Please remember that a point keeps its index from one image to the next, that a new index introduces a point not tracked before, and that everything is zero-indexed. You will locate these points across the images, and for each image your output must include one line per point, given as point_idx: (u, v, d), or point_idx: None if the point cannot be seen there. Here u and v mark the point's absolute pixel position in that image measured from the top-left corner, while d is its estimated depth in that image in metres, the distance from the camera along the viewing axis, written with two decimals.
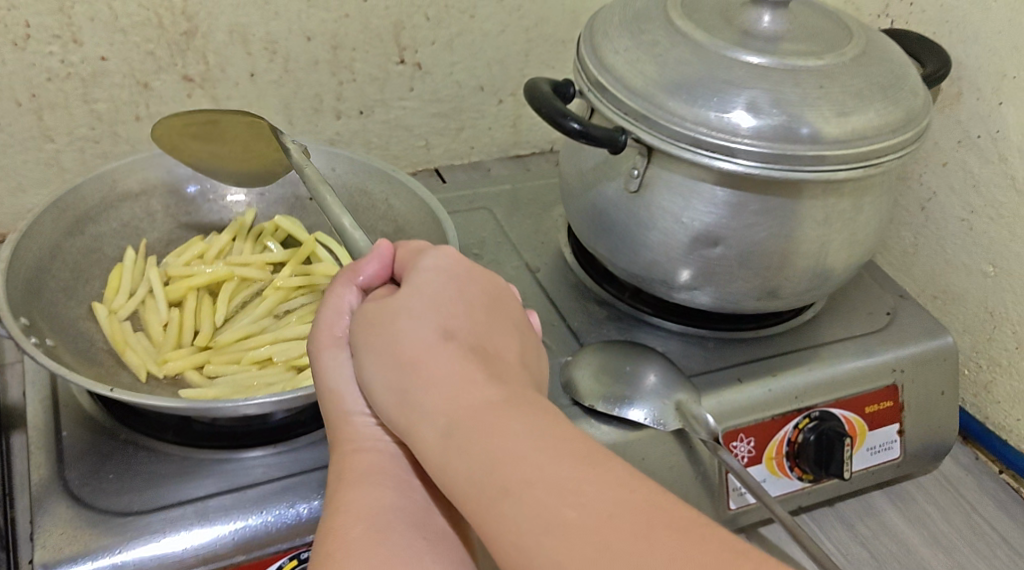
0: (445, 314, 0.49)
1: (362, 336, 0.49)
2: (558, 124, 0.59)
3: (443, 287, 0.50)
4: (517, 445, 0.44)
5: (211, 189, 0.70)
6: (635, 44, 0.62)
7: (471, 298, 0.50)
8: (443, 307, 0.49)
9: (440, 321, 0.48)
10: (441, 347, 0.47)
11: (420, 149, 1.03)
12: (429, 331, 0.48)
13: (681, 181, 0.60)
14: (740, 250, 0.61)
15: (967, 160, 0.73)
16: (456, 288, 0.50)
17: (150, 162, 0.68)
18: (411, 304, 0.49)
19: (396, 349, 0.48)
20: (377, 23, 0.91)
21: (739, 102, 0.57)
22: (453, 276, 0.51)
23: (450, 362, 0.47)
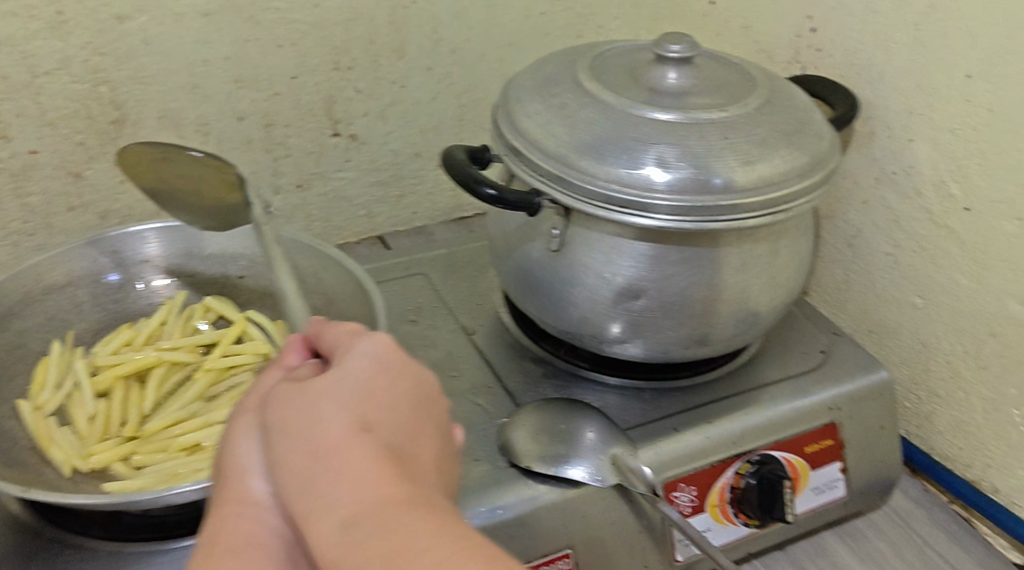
0: (365, 403, 0.44)
1: (270, 412, 0.44)
2: (474, 191, 0.61)
3: (372, 374, 0.45)
4: (420, 544, 0.40)
5: (138, 276, 0.70)
6: (546, 108, 0.63)
7: (400, 389, 0.45)
8: (366, 395, 0.44)
9: (358, 408, 0.43)
10: (356, 438, 0.42)
11: (362, 219, 1.04)
12: (348, 417, 0.43)
13: (599, 238, 0.61)
14: (664, 301, 0.62)
15: (886, 197, 0.74)
16: (385, 375, 0.45)
17: (74, 253, 0.67)
18: (334, 386, 0.44)
19: (310, 431, 0.43)
20: (308, 99, 0.93)
21: (647, 158, 0.59)
22: (384, 362, 0.46)
23: (364, 453, 0.42)
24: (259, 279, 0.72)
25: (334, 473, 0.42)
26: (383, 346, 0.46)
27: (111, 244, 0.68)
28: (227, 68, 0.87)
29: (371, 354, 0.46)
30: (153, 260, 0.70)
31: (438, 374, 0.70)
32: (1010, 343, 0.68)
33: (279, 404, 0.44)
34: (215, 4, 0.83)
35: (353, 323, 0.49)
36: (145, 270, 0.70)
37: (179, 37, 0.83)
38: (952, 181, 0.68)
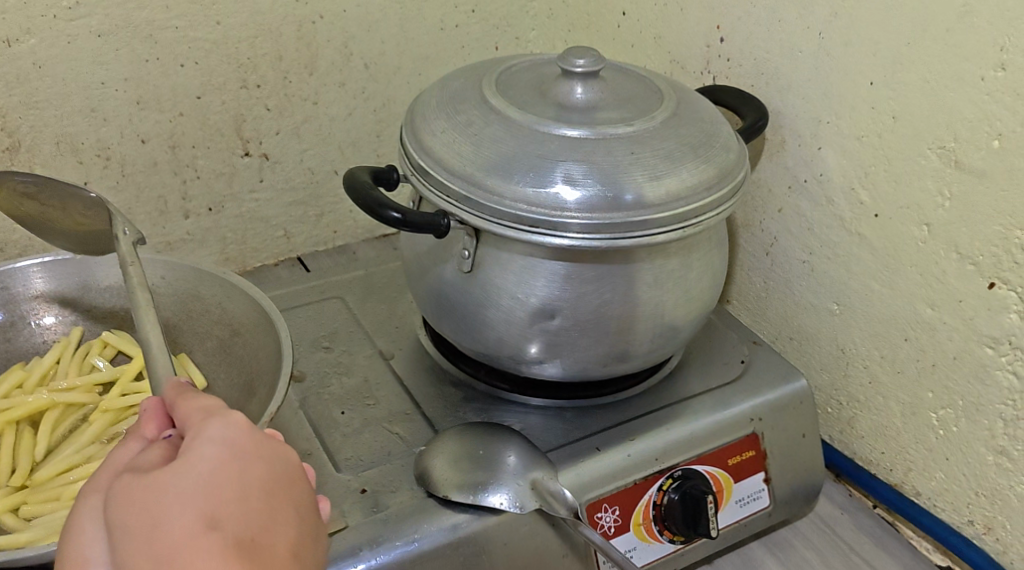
0: (214, 496, 0.40)
1: (109, 510, 0.40)
2: (377, 214, 0.58)
3: (221, 461, 0.41)
4: None
5: (25, 313, 0.67)
6: (452, 125, 0.61)
7: (252, 475, 0.42)
8: (215, 485, 0.40)
9: (204, 503, 0.40)
10: (201, 538, 0.39)
11: (281, 239, 1.01)
12: (192, 515, 0.39)
13: (511, 259, 0.60)
14: (578, 319, 0.61)
15: (800, 205, 0.74)
16: (236, 461, 0.42)
17: None
18: (179, 480, 0.40)
19: (151, 534, 0.39)
20: (216, 118, 0.90)
21: (555, 176, 0.58)
22: (235, 447, 0.42)
23: (210, 554, 0.38)
24: None
25: None
26: (235, 430, 0.43)
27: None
28: (127, 89, 0.83)
29: (220, 440, 0.42)
30: (45, 296, 0.67)
31: (353, 402, 0.68)
32: (924, 348, 0.68)
33: (117, 500, 0.40)
34: (109, 24, 0.80)
35: (209, 398, 0.45)
36: (36, 306, 0.67)
37: (73, 59, 0.80)
38: (862, 188, 0.69)
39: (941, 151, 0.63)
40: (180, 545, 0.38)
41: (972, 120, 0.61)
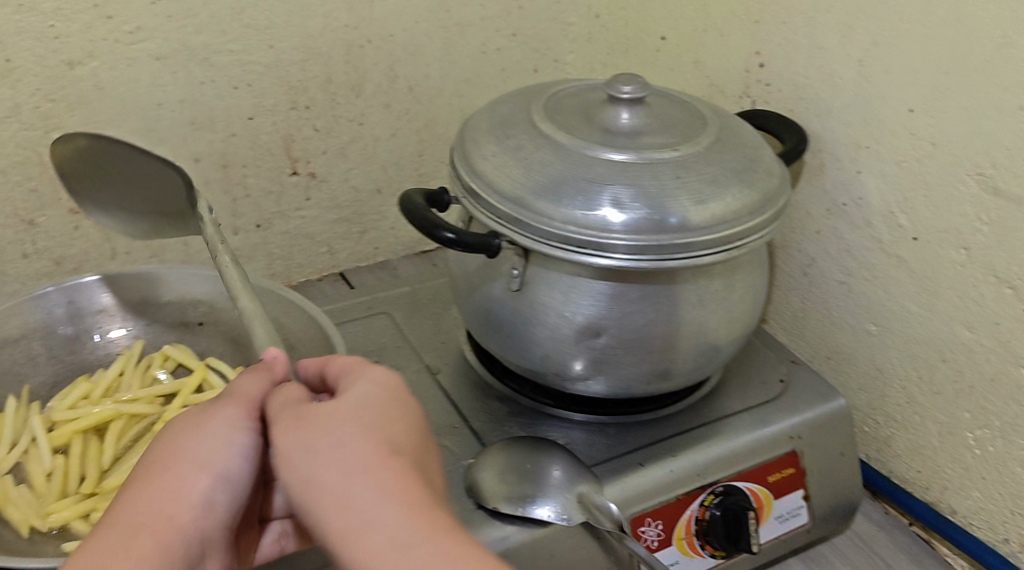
0: (386, 424, 0.49)
1: (278, 433, 0.49)
2: (433, 234, 0.60)
3: (383, 400, 0.50)
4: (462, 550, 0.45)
5: (93, 326, 0.69)
6: (502, 149, 0.64)
7: (406, 412, 0.51)
8: (384, 417, 0.49)
9: (374, 431, 0.48)
10: (386, 455, 0.47)
11: (324, 255, 1.05)
12: (375, 438, 0.48)
13: (559, 278, 0.62)
14: (624, 338, 0.62)
15: (838, 227, 0.75)
16: (390, 404, 0.51)
17: (29, 304, 0.66)
18: (354, 411, 0.49)
19: (342, 449, 0.47)
20: (266, 139, 0.93)
21: (603, 199, 0.60)
22: (389, 391, 0.51)
23: (395, 468, 0.47)
24: (219, 325, 0.71)
25: (372, 485, 0.46)
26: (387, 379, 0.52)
27: (67, 294, 0.67)
28: (182, 110, 0.86)
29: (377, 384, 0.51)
30: (109, 310, 0.70)
31: None
32: (961, 369, 0.69)
33: (293, 423, 0.49)
34: (167, 48, 0.82)
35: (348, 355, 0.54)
36: (101, 319, 0.70)
37: (132, 81, 0.82)
38: (900, 212, 0.70)
39: (979, 177, 0.64)
40: (362, 458, 0.47)
41: (1011, 148, 0.62)
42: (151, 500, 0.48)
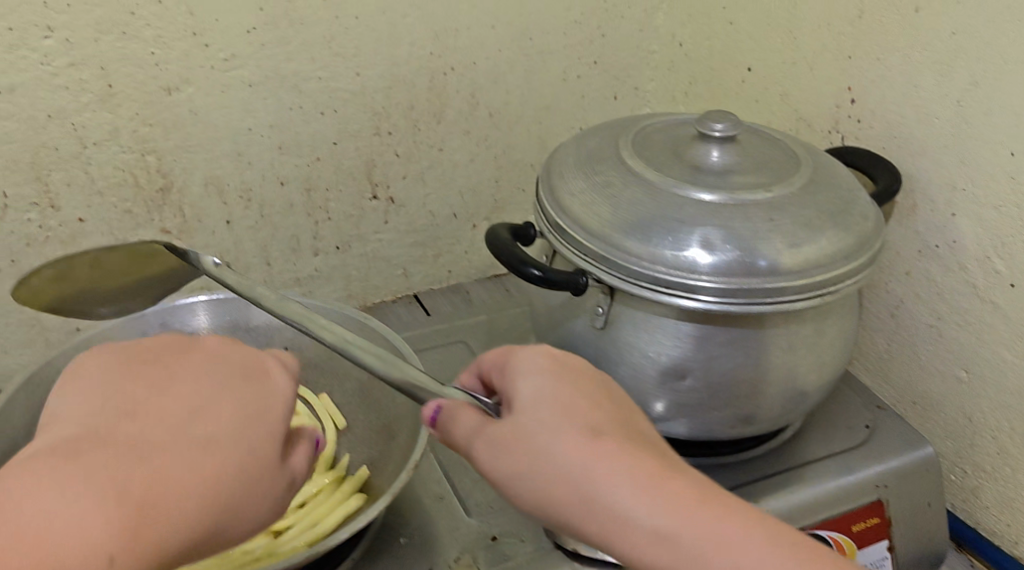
0: (578, 412, 0.49)
1: (482, 457, 0.49)
2: (519, 271, 0.60)
3: (560, 387, 0.50)
4: (708, 513, 0.46)
5: None
6: (589, 186, 0.63)
7: (585, 388, 0.50)
8: (569, 404, 0.49)
9: (571, 426, 0.48)
10: (596, 444, 0.47)
11: (400, 278, 1.06)
12: (576, 431, 0.48)
13: (644, 318, 0.61)
14: (709, 382, 0.62)
15: (930, 269, 0.73)
16: (564, 384, 0.50)
17: (128, 324, 0.69)
18: (540, 412, 0.48)
19: (553, 457, 0.47)
20: (349, 163, 0.94)
21: (693, 240, 0.59)
22: (556, 373, 0.50)
23: (609, 453, 0.47)
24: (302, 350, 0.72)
25: (599, 480, 0.46)
26: (548, 364, 0.51)
27: (161, 317, 0.70)
28: (270, 135, 0.88)
29: (544, 373, 0.50)
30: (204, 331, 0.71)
31: None
32: None
33: (490, 444, 0.48)
34: (259, 75, 0.84)
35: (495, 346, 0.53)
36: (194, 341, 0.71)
37: (224, 107, 0.84)
38: (997, 257, 0.68)
39: None
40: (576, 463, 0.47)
41: None
42: (187, 487, 0.46)
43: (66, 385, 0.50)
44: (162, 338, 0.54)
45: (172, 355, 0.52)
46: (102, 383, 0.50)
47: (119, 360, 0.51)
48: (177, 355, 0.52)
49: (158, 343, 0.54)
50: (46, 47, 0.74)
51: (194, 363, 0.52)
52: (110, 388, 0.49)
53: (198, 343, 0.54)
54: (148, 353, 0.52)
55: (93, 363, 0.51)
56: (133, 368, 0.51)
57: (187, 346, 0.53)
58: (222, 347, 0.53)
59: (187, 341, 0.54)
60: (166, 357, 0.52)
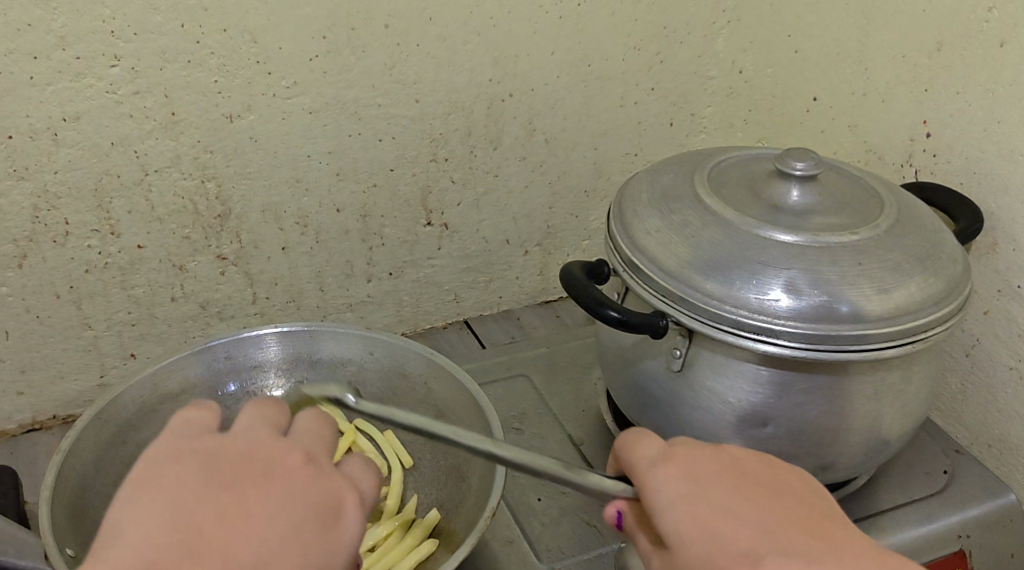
0: (724, 536, 0.48)
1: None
2: (596, 312, 0.59)
3: (697, 510, 0.49)
4: None
5: (253, 383, 0.69)
6: (666, 224, 0.62)
7: (719, 500, 0.49)
8: (713, 527, 0.48)
9: (727, 548, 0.47)
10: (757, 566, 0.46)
11: (451, 304, 1.05)
12: (732, 556, 0.47)
13: (724, 362, 0.60)
14: (792, 428, 0.60)
15: (1010, 310, 0.71)
16: (699, 497, 0.49)
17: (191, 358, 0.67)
18: (689, 544, 0.48)
19: None
20: (405, 190, 0.93)
21: (778, 284, 0.57)
22: (687, 494, 0.50)
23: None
24: (368, 386, 0.70)
25: None
26: (676, 486, 0.50)
27: (228, 348, 0.68)
28: (328, 162, 0.87)
29: (678, 499, 0.50)
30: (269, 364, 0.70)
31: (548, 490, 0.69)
32: None
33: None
34: (320, 102, 0.83)
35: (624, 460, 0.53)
36: (260, 375, 0.69)
37: (285, 134, 0.84)
38: None
39: None
40: None
41: None
42: None
43: (140, 494, 0.48)
44: (247, 443, 0.51)
45: (250, 478, 0.49)
46: (172, 506, 0.47)
47: (198, 476, 0.49)
48: (254, 481, 0.49)
49: (241, 451, 0.51)
50: (112, 76, 0.74)
51: (271, 494, 0.49)
52: (180, 510, 0.47)
53: (280, 458, 0.51)
54: (228, 468, 0.50)
55: (174, 473, 0.49)
56: (211, 489, 0.48)
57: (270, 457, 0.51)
58: (303, 474, 0.50)
59: (270, 454, 0.51)
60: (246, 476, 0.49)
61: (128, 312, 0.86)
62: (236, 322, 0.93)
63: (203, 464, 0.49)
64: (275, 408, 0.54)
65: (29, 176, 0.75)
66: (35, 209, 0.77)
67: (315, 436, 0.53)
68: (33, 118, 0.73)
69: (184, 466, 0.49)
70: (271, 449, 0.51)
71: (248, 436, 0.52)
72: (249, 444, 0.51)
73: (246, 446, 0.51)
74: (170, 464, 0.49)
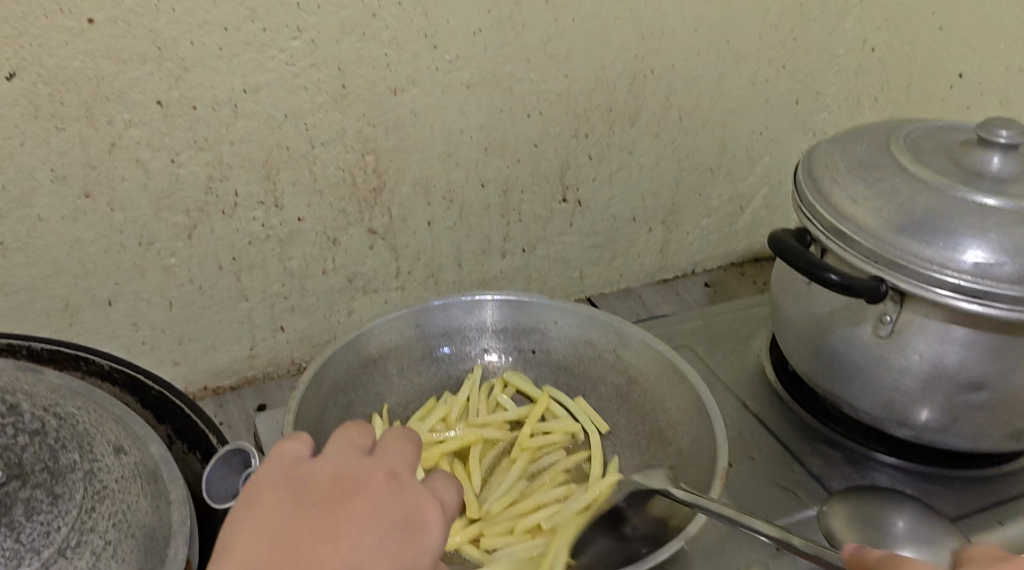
0: None
1: None
2: (818, 277, 0.61)
3: None
4: None
5: (459, 344, 0.76)
6: (873, 192, 0.63)
7: None
8: None
9: None
10: None
11: (575, 281, 1.05)
12: None
13: (937, 327, 0.61)
14: (1003, 394, 0.61)
15: None
16: None
17: (414, 314, 0.73)
18: None
19: None
20: (546, 165, 0.94)
21: (1000, 248, 0.58)
22: None
23: None
24: (554, 354, 0.76)
25: None
26: None
27: (445, 307, 0.74)
28: (479, 136, 0.88)
29: None
30: (477, 327, 0.76)
31: (736, 458, 0.70)
32: None
33: None
34: (478, 76, 0.84)
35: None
36: (466, 335, 0.76)
37: (442, 108, 0.84)
38: None
39: None
40: None
41: None
42: None
43: (240, 519, 0.46)
44: (336, 464, 0.49)
45: (338, 497, 0.47)
46: (275, 528, 0.45)
47: (289, 496, 0.47)
48: (342, 499, 0.47)
49: (332, 471, 0.49)
50: (293, 48, 0.75)
51: (359, 510, 0.47)
52: (277, 533, 0.45)
53: (368, 477, 0.48)
54: (317, 489, 0.47)
55: (268, 497, 0.47)
56: (303, 506, 0.46)
57: (356, 472, 0.48)
58: (389, 490, 0.48)
59: (357, 474, 0.48)
60: (331, 495, 0.47)
61: (282, 284, 0.87)
62: (378, 297, 0.93)
63: (296, 487, 0.47)
64: (360, 428, 0.51)
65: (207, 147, 0.76)
66: (210, 180, 0.78)
67: (401, 453, 0.50)
68: (216, 89, 0.74)
69: (278, 486, 0.47)
70: (358, 469, 0.49)
71: (336, 458, 0.49)
72: (337, 465, 0.49)
73: (335, 467, 0.49)
74: (265, 486, 0.47)
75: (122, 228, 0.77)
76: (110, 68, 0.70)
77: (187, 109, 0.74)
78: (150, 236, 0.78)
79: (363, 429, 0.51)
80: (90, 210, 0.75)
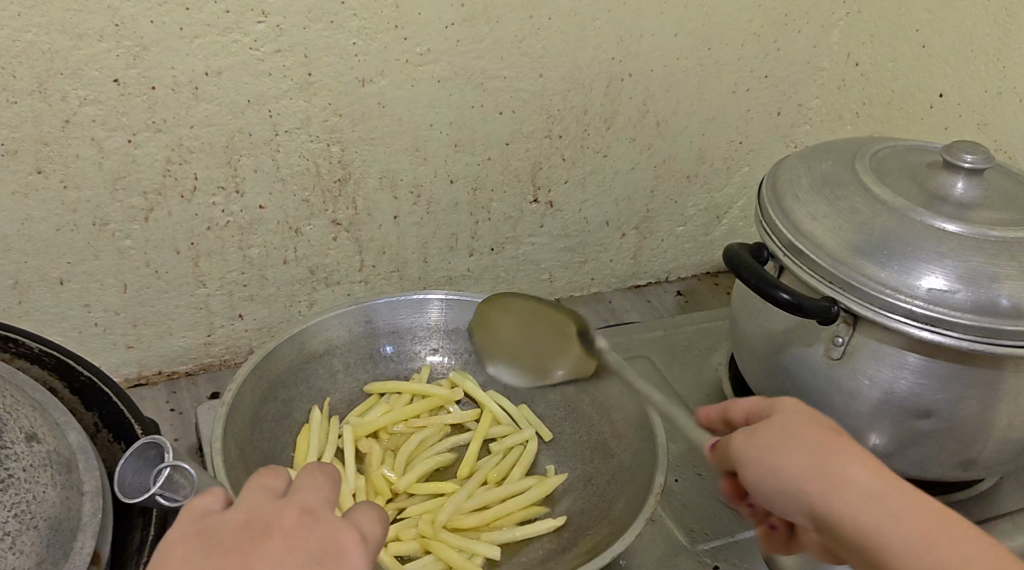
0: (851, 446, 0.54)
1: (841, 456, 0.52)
2: (769, 295, 0.59)
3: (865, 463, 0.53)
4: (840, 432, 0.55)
5: (404, 345, 0.80)
6: (833, 210, 0.62)
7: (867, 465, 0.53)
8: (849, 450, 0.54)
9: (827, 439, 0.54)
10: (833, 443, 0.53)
11: (544, 283, 1.04)
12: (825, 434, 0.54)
13: (889, 352, 0.60)
14: (953, 424, 0.60)
15: None
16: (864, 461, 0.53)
17: (358, 311, 0.77)
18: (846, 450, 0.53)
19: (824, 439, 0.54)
20: (518, 164, 0.92)
21: (955, 275, 0.57)
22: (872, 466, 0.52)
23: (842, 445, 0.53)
24: None
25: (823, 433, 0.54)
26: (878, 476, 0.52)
27: (391, 306, 0.78)
28: (449, 132, 0.86)
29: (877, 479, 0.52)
30: (429, 327, 0.80)
31: None
32: None
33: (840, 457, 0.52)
34: (449, 71, 0.83)
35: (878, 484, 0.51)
36: (414, 336, 0.80)
37: (411, 101, 0.83)
38: None
39: None
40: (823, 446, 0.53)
41: None
42: None
43: None
44: (246, 509, 0.48)
45: (250, 542, 0.46)
46: None
47: (200, 548, 0.46)
48: (254, 542, 0.46)
49: (242, 516, 0.48)
50: (257, 32, 0.73)
51: (272, 550, 0.46)
52: None
53: (279, 517, 0.48)
54: (229, 538, 0.47)
55: (179, 554, 0.46)
56: (215, 554, 0.46)
57: (268, 513, 0.48)
58: (301, 528, 0.48)
59: (268, 515, 0.48)
60: (244, 542, 0.46)
61: (241, 272, 0.86)
62: (341, 289, 0.92)
63: (205, 539, 0.47)
64: (272, 472, 0.51)
65: (166, 129, 0.75)
66: (168, 162, 0.76)
67: (316, 488, 0.50)
68: (176, 71, 0.72)
69: (189, 540, 0.46)
70: (270, 511, 0.48)
71: (249, 503, 0.49)
72: (249, 510, 0.48)
73: (246, 513, 0.48)
74: (175, 544, 0.46)
75: (75, 207, 0.75)
76: (65, 43, 0.68)
77: (145, 89, 0.72)
78: (104, 217, 0.77)
79: (273, 475, 0.51)
80: (41, 186, 0.73)
